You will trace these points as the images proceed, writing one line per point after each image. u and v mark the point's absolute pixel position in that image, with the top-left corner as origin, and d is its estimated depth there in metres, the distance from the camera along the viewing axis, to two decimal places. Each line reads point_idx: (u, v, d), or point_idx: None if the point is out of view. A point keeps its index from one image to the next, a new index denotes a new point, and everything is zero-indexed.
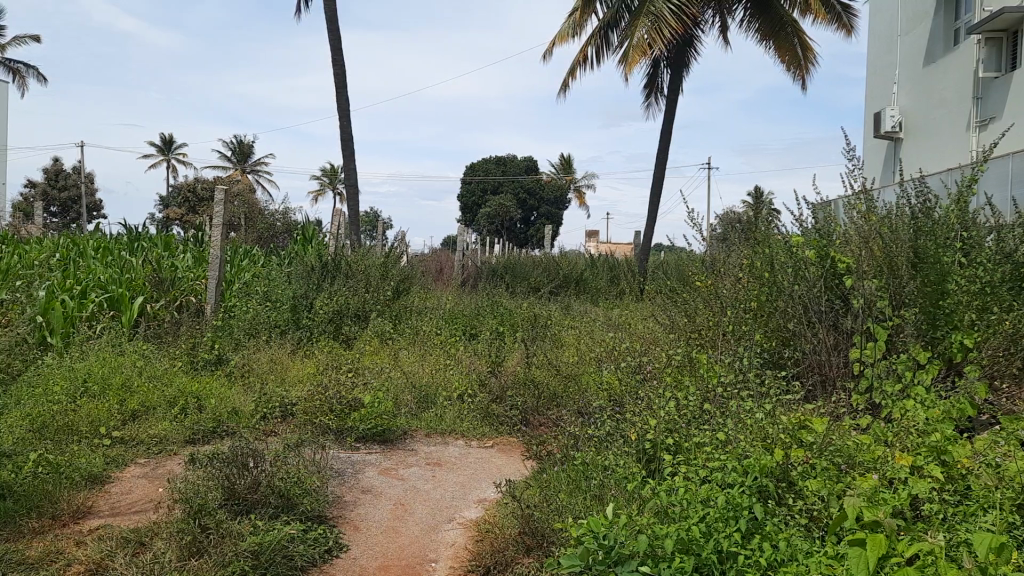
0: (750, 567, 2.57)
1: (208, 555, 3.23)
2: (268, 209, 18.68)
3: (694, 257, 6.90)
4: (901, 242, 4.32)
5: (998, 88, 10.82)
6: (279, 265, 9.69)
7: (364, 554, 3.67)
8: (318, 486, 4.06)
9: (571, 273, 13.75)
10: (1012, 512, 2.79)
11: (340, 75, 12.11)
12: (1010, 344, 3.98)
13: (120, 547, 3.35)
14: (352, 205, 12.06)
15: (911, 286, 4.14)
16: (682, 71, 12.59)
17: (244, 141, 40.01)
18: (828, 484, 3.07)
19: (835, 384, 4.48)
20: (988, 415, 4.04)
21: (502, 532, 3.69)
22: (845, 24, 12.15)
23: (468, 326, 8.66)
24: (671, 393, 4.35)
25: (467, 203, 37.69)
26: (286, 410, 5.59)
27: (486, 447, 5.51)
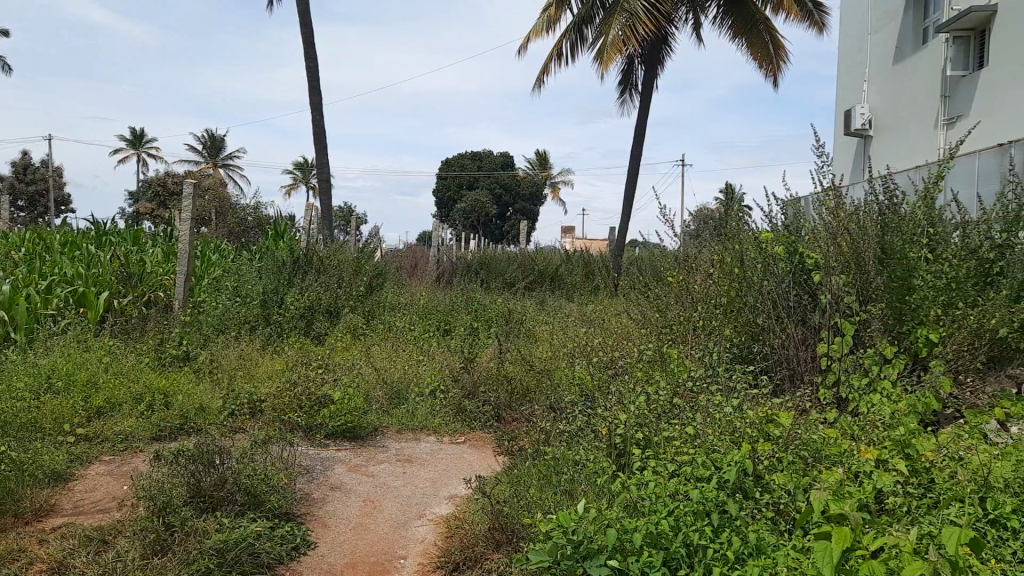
0: (718, 562, 2.53)
1: (172, 554, 3.15)
2: (241, 204, 18.45)
3: (667, 253, 6.88)
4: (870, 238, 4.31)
5: (965, 86, 10.94)
6: (250, 261, 9.55)
7: (332, 552, 3.61)
8: (285, 483, 4.00)
9: (545, 268, 13.76)
10: (974, 506, 2.82)
11: (312, 68, 11.97)
12: (973, 340, 4.02)
13: (82, 545, 3.27)
14: (325, 199, 11.93)
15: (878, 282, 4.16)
16: (656, 67, 12.58)
17: (217, 136, 39.54)
18: (795, 478, 3.08)
19: (803, 379, 4.51)
20: (953, 409, 4.10)
21: (472, 528, 3.65)
22: (817, 22, 12.19)
23: (442, 322, 8.60)
24: (642, 389, 4.33)
25: (443, 199, 37.52)
26: (255, 407, 5.47)
27: (457, 444, 5.47)
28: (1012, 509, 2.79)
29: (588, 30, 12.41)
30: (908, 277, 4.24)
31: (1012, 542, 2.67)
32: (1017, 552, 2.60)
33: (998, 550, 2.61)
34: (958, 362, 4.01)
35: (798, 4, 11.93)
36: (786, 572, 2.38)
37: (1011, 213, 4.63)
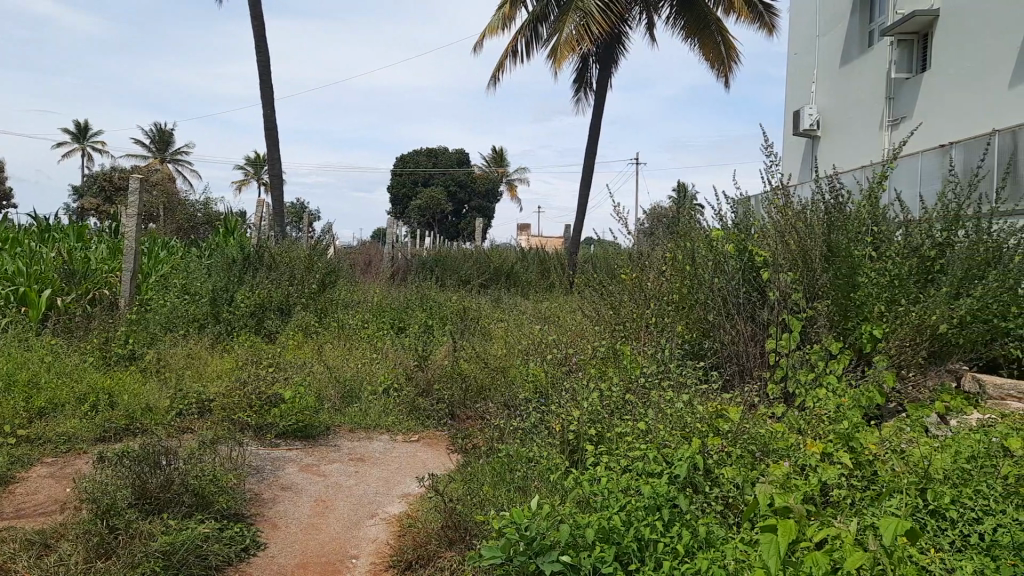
0: (667, 555, 2.54)
1: (117, 556, 3.08)
2: (190, 200, 18.06)
3: (621, 250, 6.93)
4: (816, 236, 4.41)
5: (908, 89, 11.22)
6: (200, 258, 9.38)
7: (283, 552, 3.56)
8: (234, 483, 3.94)
9: (501, 266, 13.76)
10: (915, 497, 2.91)
11: (264, 62, 11.78)
12: (915, 335, 4.14)
13: (23, 549, 3.18)
14: (277, 195, 11.76)
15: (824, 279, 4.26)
16: (611, 66, 12.66)
17: (165, 130, 38.68)
18: (743, 472, 3.13)
19: (752, 375, 4.59)
20: (896, 403, 4.22)
21: (425, 527, 3.64)
22: (767, 24, 12.38)
23: (396, 319, 8.53)
24: (595, 385, 4.35)
25: (398, 197, 37.24)
26: (203, 407, 5.37)
27: (411, 442, 5.44)
28: (951, 499, 2.87)
29: (542, 27, 12.43)
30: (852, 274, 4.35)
31: (950, 531, 2.75)
32: (954, 541, 2.68)
33: (937, 540, 2.69)
34: (901, 357, 4.15)
35: (748, 5, 12.11)
36: (734, 564, 2.41)
37: (951, 213, 4.78)
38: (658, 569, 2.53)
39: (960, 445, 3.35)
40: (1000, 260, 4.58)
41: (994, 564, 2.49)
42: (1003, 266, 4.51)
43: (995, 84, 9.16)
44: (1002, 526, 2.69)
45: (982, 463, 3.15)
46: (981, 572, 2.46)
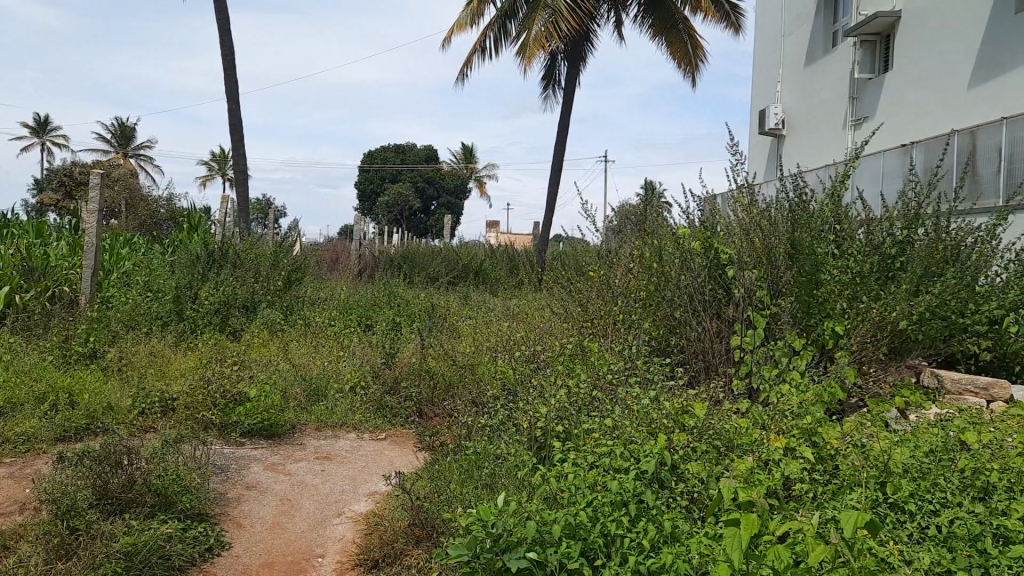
0: (634, 550, 2.56)
1: (77, 558, 3.03)
2: (153, 196, 17.75)
3: (589, 248, 6.95)
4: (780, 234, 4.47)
5: (870, 89, 11.40)
6: (162, 255, 9.23)
7: (248, 552, 3.54)
8: (199, 482, 3.90)
9: (469, 263, 13.73)
10: (875, 490, 2.98)
11: (227, 56, 11.62)
12: (875, 332, 4.22)
13: None
14: (242, 191, 11.62)
15: (788, 276, 4.33)
16: (579, 63, 12.68)
17: (127, 124, 37.97)
18: (708, 467, 3.17)
19: (718, 371, 4.64)
20: (857, 398, 4.30)
21: (392, 525, 3.62)
22: (733, 23, 12.49)
23: (363, 316, 8.48)
24: (563, 382, 4.37)
25: (365, 193, 36.96)
26: (166, 405, 5.29)
27: (379, 440, 5.42)
28: (911, 491, 2.95)
29: (511, 24, 12.42)
30: (815, 271, 4.42)
31: (909, 523, 2.81)
32: (913, 533, 2.74)
33: (896, 532, 2.74)
34: (863, 352, 4.23)
35: (714, 4, 12.21)
36: (698, 559, 2.41)
37: (911, 212, 4.88)
38: (624, 564, 2.54)
39: (919, 439, 3.42)
40: (958, 258, 4.69)
41: (951, 555, 2.56)
42: (960, 264, 4.61)
43: (954, 86, 9.35)
44: (959, 518, 2.75)
45: (940, 457, 3.22)
46: (940, 563, 2.53)
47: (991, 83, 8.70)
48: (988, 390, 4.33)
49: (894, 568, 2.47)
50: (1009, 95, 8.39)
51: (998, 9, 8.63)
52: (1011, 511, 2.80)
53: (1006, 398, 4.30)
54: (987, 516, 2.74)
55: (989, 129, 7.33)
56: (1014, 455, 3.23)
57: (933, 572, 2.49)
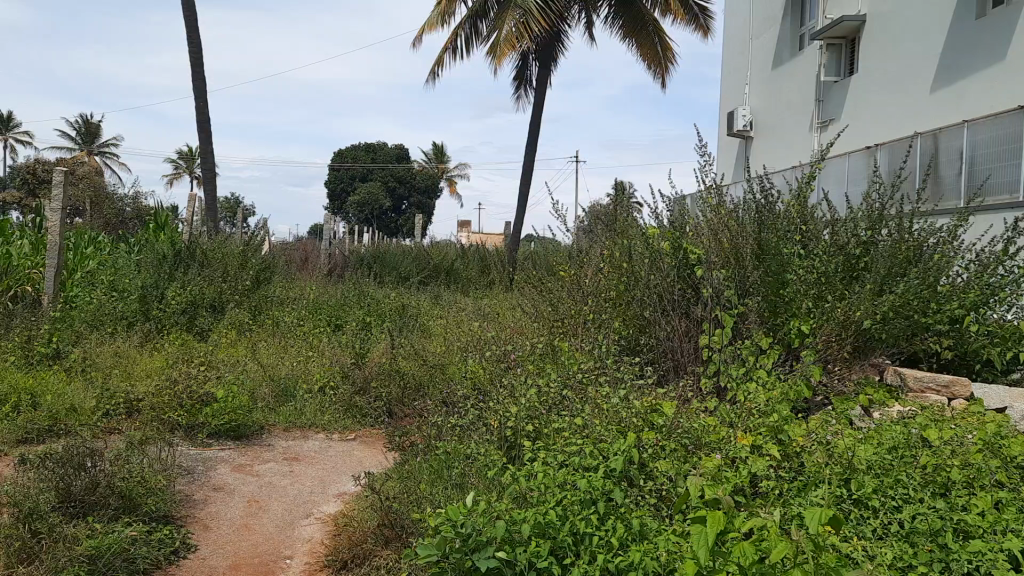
0: (602, 548, 2.57)
1: (39, 561, 2.98)
2: (118, 195, 17.46)
3: (560, 248, 6.98)
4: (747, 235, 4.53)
5: (836, 92, 11.55)
6: (128, 254, 9.10)
7: (215, 554, 3.51)
8: (164, 484, 3.85)
9: (441, 263, 13.70)
10: (838, 487, 3.04)
11: (195, 53, 11.49)
12: (840, 331, 4.29)
13: None
14: (209, 189, 11.49)
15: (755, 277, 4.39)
16: (550, 64, 12.70)
17: (93, 122, 37.31)
18: (676, 464, 3.20)
19: (687, 369, 4.68)
20: (822, 397, 4.37)
21: (360, 525, 3.61)
22: (702, 26, 12.60)
23: (333, 316, 8.43)
24: (533, 381, 4.39)
25: (335, 192, 36.71)
26: (131, 406, 5.26)
27: (348, 441, 5.40)
28: (874, 488, 3.00)
29: (481, 24, 12.42)
30: (781, 272, 4.48)
31: (873, 519, 2.87)
32: (877, 529, 2.79)
33: (860, 528, 2.80)
34: (827, 351, 4.30)
35: (684, 7, 12.31)
36: (665, 556, 2.43)
37: (875, 212, 4.96)
38: (593, 562, 2.56)
39: (882, 436, 3.48)
40: (921, 258, 4.78)
41: (913, 550, 2.62)
42: (923, 264, 4.70)
43: (918, 89, 9.52)
44: (921, 514, 2.81)
45: (901, 453, 3.28)
46: (901, 558, 2.58)
47: (953, 87, 8.86)
48: (950, 388, 4.38)
49: (858, 563, 2.52)
50: (971, 99, 8.55)
51: (960, 15, 8.79)
52: (969, 506, 2.88)
53: (967, 395, 4.36)
54: (947, 512, 2.81)
55: (951, 132, 7.48)
56: (973, 451, 3.30)
57: (894, 567, 2.54)
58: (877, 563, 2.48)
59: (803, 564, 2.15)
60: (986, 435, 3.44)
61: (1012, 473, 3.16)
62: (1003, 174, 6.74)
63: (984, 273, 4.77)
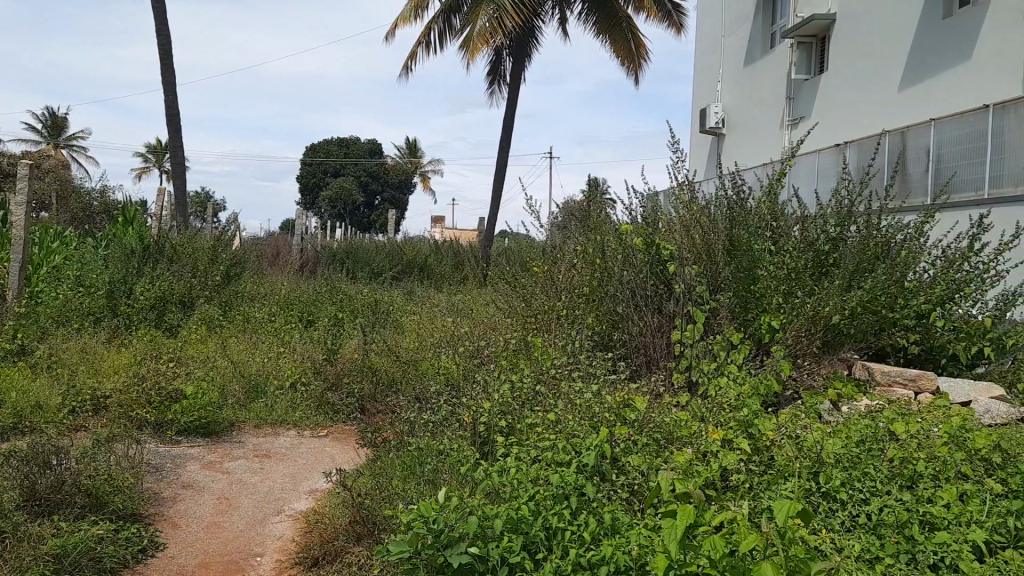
0: (575, 543, 2.57)
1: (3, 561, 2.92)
2: (85, 188, 17.15)
3: (533, 243, 6.98)
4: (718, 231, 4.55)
5: (807, 90, 11.66)
6: (95, 249, 8.95)
7: (183, 552, 3.46)
8: (132, 482, 3.79)
9: (414, 258, 13.64)
10: (807, 480, 3.06)
11: (164, 45, 11.32)
12: (809, 326, 4.32)
13: None
14: (179, 183, 11.33)
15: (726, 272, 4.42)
16: (524, 59, 12.68)
17: (58, 114, 36.65)
18: (648, 459, 3.21)
19: (659, 365, 4.70)
20: (792, 391, 4.40)
21: (332, 522, 3.58)
22: (675, 23, 12.66)
23: (304, 312, 8.37)
24: (506, 377, 4.37)
25: (307, 187, 36.41)
26: (99, 403, 5.16)
27: (320, 438, 5.35)
28: (842, 481, 3.03)
29: (455, 19, 12.36)
30: (752, 268, 4.50)
31: (841, 512, 2.90)
32: (845, 521, 2.82)
33: (828, 520, 2.83)
34: (797, 346, 4.33)
35: (657, 4, 12.35)
36: (637, 550, 2.43)
37: (843, 210, 4.98)
38: (565, 556, 2.55)
39: (851, 430, 3.52)
40: (889, 254, 4.83)
41: (880, 542, 2.66)
42: (890, 260, 4.75)
43: (887, 88, 9.63)
44: (888, 506, 2.85)
45: (869, 447, 3.31)
46: (869, 550, 2.61)
47: (921, 85, 8.98)
48: (916, 381, 4.42)
49: (827, 555, 2.55)
50: (938, 98, 8.67)
51: (927, 15, 8.90)
52: (935, 498, 2.91)
53: (933, 389, 4.41)
54: (914, 504, 2.84)
55: (918, 131, 7.57)
56: (939, 445, 3.34)
57: (862, 558, 2.57)
58: (845, 554, 2.50)
59: (772, 556, 2.17)
60: (952, 428, 3.48)
61: (976, 465, 3.21)
62: (968, 172, 6.84)
63: (950, 270, 4.83)
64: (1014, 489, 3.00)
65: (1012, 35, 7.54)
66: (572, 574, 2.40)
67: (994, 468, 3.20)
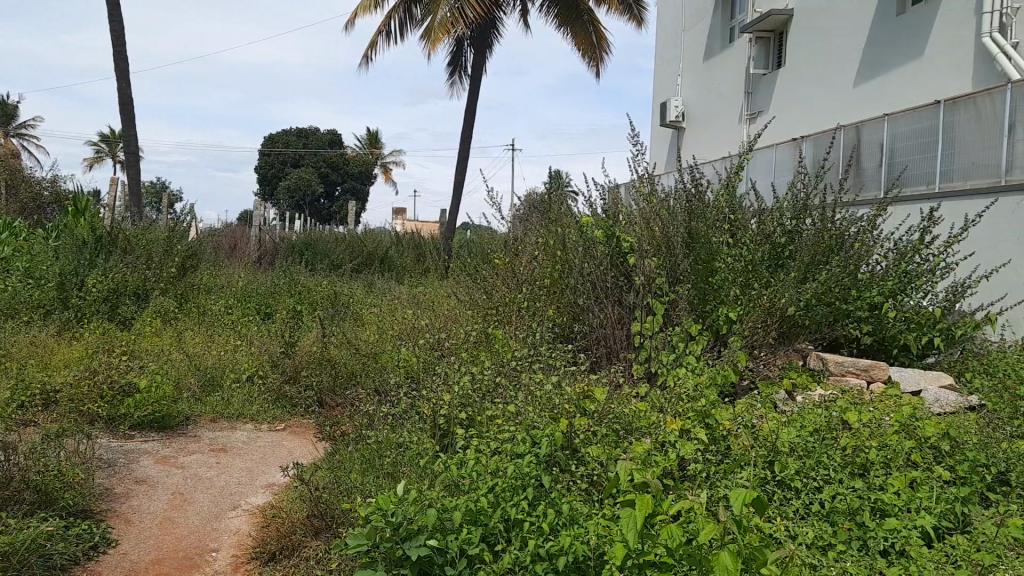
0: (533, 533, 2.55)
1: None
2: (33, 177, 16.67)
3: (495, 236, 6.96)
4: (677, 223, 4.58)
5: (764, 84, 11.78)
6: (44, 240, 8.70)
7: (136, 548, 3.39)
8: (83, 478, 3.69)
9: (374, 251, 13.51)
10: (763, 469, 3.10)
11: (117, 31, 11.04)
12: (766, 317, 4.36)
13: None
14: (132, 173, 11.07)
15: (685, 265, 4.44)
16: (485, 50, 12.60)
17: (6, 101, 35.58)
18: (607, 450, 3.21)
19: (619, 357, 4.71)
20: (748, 381, 4.44)
21: (290, 516, 3.52)
22: (636, 16, 12.69)
23: (262, 305, 8.25)
24: (467, 369, 4.34)
25: (266, 177, 35.86)
26: (48, 398, 5.00)
27: (277, 431, 5.28)
28: (796, 470, 3.07)
29: (416, 8, 12.23)
30: (710, 260, 4.53)
31: (795, 500, 2.94)
32: (799, 509, 2.86)
33: (783, 508, 2.86)
34: (754, 337, 4.36)
35: None
36: (596, 540, 2.42)
37: (799, 203, 5.04)
38: (524, 547, 2.54)
39: (805, 419, 3.57)
40: (843, 246, 4.90)
41: (833, 529, 2.71)
42: (844, 252, 4.83)
43: (843, 83, 9.77)
44: (840, 494, 2.89)
45: (823, 435, 3.35)
46: (822, 537, 2.65)
47: (875, 81, 9.13)
48: (869, 371, 4.48)
49: (782, 542, 2.58)
50: (892, 93, 8.82)
51: (881, 11, 9.05)
52: (886, 485, 2.97)
53: (884, 378, 4.47)
54: (866, 491, 2.89)
55: (872, 125, 7.70)
56: (890, 433, 3.40)
57: (816, 545, 2.61)
58: (799, 542, 2.54)
59: (728, 543, 2.17)
60: (902, 417, 3.54)
61: (925, 453, 3.27)
62: (920, 166, 6.97)
63: (901, 262, 4.91)
64: (961, 476, 3.07)
65: (962, 33, 7.70)
66: (531, 564, 2.39)
67: (943, 455, 3.27)
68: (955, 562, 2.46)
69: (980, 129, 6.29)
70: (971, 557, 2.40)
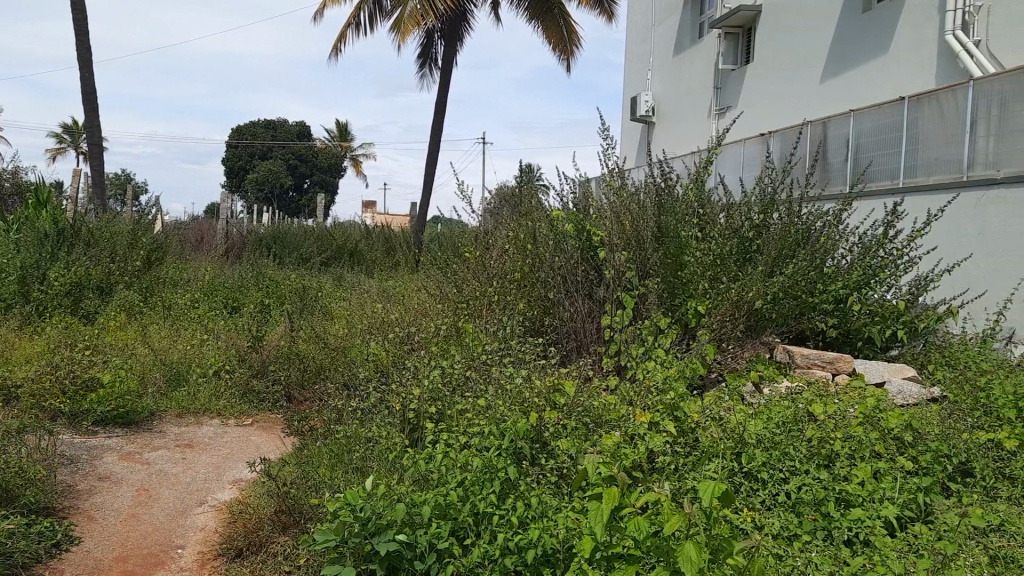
0: (502, 527, 2.54)
1: None
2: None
3: (465, 230, 6.93)
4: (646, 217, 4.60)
5: (733, 79, 11.85)
6: (4, 232, 8.51)
7: (99, 546, 3.33)
8: (44, 475, 3.62)
9: (343, 244, 13.38)
10: (730, 461, 3.12)
11: (79, 20, 10.82)
12: (734, 310, 4.40)
13: None
14: (95, 165, 10.87)
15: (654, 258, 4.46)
16: (456, 43, 12.54)
17: None
18: (577, 443, 3.21)
19: (589, 350, 4.72)
20: (717, 373, 4.48)
21: (257, 513, 3.48)
22: (606, 10, 12.69)
23: (229, 299, 8.14)
24: (436, 362, 4.32)
25: (233, 169, 35.38)
26: (8, 394, 4.90)
27: (243, 427, 5.22)
28: (763, 461, 3.10)
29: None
30: (679, 254, 4.56)
31: (762, 491, 2.96)
32: (765, 500, 2.89)
33: (750, 499, 2.89)
34: (722, 330, 4.40)
35: None
36: (564, 533, 2.43)
37: (766, 197, 5.08)
38: (492, 541, 2.52)
39: (771, 412, 3.59)
40: (809, 240, 4.95)
41: (799, 519, 2.74)
42: (810, 246, 4.88)
43: (810, 78, 9.85)
44: (806, 485, 2.92)
45: (789, 427, 3.37)
46: (788, 528, 2.68)
47: (842, 77, 9.23)
48: (835, 363, 4.49)
49: (749, 533, 2.60)
50: (858, 89, 8.92)
51: (848, 7, 9.13)
52: (851, 476, 3.00)
53: (849, 370, 4.50)
54: (830, 482, 2.92)
55: (839, 121, 7.78)
56: (855, 425, 3.43)
57: (782, 535, 2.63)
58: (765, 532, 2.56)
59: (696, 534, 2.17)
60: (867, 409, 3.58)
61: (888, 444, 3.31)
62: (885, 161, 7.06)
63: (866, 256, 4.97)
64: (923, 466, 3.11)
65: (926, 30, 7.79)
66: (499, 558, 2.38)
67: (906, 446, 3.31)
68: (916, 551, 2.49)
69: (943, 125, 6.38)
70: (933, 546, 2.44)
